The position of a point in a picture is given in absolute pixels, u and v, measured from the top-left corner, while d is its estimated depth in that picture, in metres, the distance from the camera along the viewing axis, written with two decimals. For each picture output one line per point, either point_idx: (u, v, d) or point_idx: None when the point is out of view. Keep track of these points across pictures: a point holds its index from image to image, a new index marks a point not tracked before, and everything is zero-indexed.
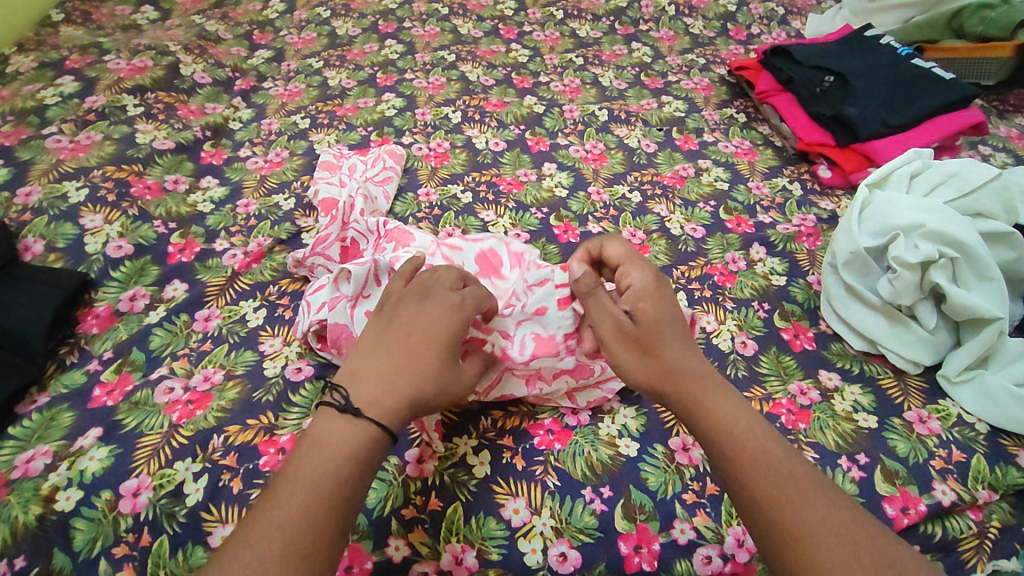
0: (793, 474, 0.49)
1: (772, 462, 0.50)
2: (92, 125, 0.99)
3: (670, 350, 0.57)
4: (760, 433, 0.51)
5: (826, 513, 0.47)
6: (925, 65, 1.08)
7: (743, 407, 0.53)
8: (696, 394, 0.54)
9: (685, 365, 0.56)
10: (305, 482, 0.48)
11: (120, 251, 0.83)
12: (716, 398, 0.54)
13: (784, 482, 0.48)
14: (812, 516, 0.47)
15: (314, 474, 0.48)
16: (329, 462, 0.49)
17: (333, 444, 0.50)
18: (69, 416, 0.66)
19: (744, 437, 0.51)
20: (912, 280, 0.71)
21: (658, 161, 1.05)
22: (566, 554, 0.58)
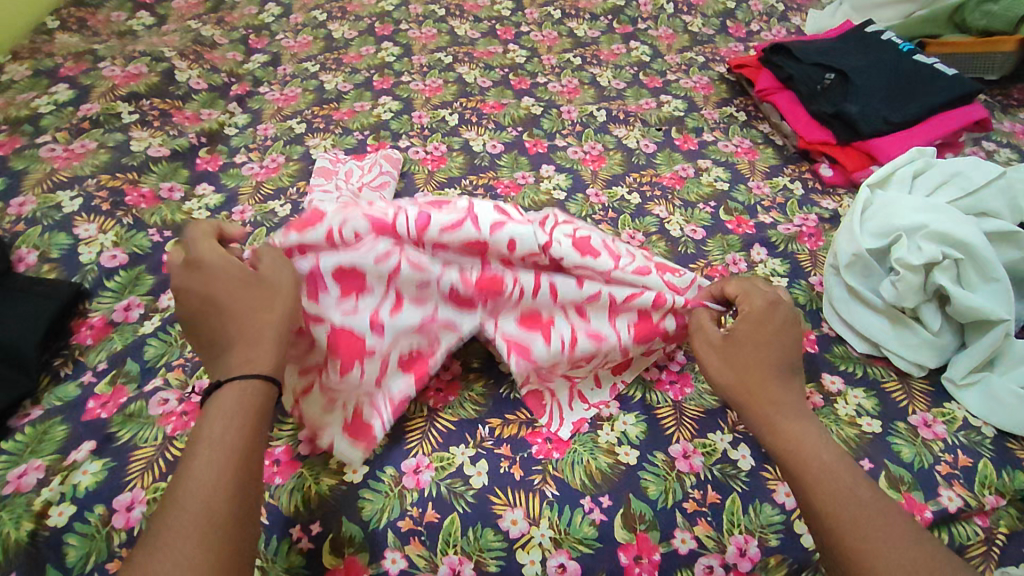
0: (872, 506, 0.49)
1: (843, 483, 0.51)
2: (86, 134, 0.99)
3: (752, 365, 0.58)
4: (824, 449, 0.53)
5: (899, 545, 0.47)
6: (927, 60, 1.06)
7: (822, 433, 0.55)
8: (770, 412, 0.56)
9: (771, 391, 0.57)
10: (205, 451, 0.48)
11: (114, 261, 0.82)
12: (800, 428, 0.55)
13: (860, 509, 0.49)
14: (876, 538, 0.48)
15: (212, 443, 0.48)
16: (232, 424, 0.49)
17: (230, 410, 0.50)
18: (63, 429, 0.65)
19: (813, 460, 0.52)
20: (916, 283, 0.69)
21: (658, 162, 1.04)
22: (565, 565, 0.57)
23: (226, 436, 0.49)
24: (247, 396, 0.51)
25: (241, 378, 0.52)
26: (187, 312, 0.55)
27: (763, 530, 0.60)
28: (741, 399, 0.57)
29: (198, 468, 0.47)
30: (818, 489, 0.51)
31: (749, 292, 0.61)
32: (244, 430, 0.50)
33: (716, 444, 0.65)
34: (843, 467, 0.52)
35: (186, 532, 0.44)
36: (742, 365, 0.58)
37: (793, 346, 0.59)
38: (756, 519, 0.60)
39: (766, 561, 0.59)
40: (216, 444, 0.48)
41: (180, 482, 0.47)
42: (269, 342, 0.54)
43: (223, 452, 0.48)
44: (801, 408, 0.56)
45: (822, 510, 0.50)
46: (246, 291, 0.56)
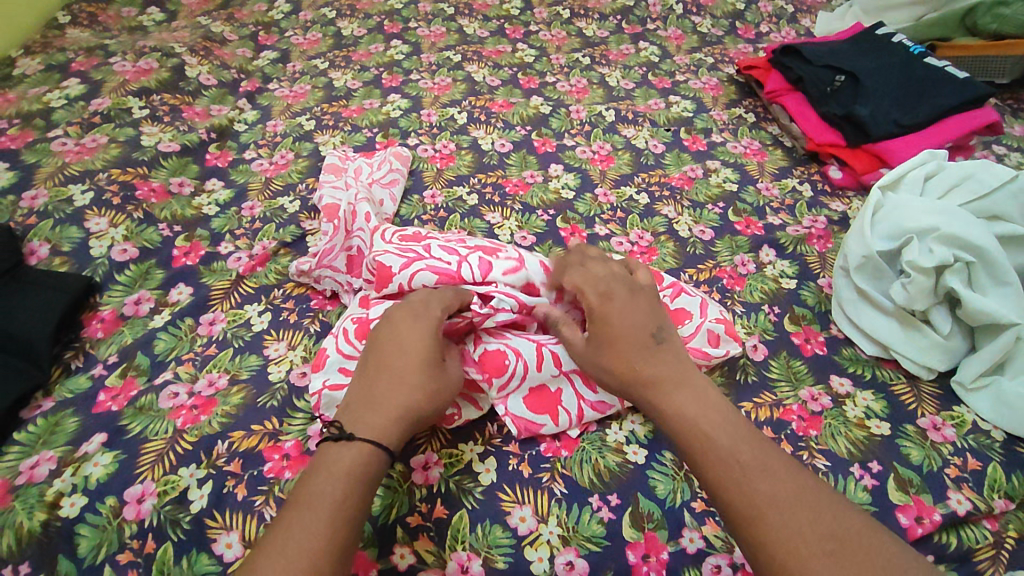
0: (753, 465, 0.50)
1: (720, 450, 0.51)
2: (97, 128, 0.99)
3: (619, 351, 0.59)
4: (700, 414, 0.54)
5: (783, 502, 0.48)
6: (938, 63, 1.06)
7: (702, 398, 0.55)
8: (650, 391, 0.57)
9: (639, 369, 0.57)
10: (320, 507, 0.48)
11: (125, 254, 0.83)
12: (674, 398, 0.55)
13: (745, 474, 0.49)
14: (763, 499, 0.48)
15: (324, 502, 0.49)
16: (345, 486, 0.50)
17: (345, 472, 0.51)
18: (74, 421, 0.66)
19: (696, 432, 0.53)
20: (927, 285, 0.69)
21: (666, 162, 1.04)
22: (573, 563, 0.57)
23: (338, 496, 0.49)
24: (368, 461, 0.52)
25: (368, 441, 0.53)
26: (374, 352, 0.60)
27: None
28: (626, 387, 0.58)
29: (312, 526, 0.47)
30: (705, 461, 0.51)
31: (584, 286, 0.64)
32: (355, 490, 0.51)
33: None
34: (724, 431, 0.52)
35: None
36: (607, 344, 0.59)
37: (648, 319, 0.61)
38: None
39: None
40: (323, 508, 0.48)
41: (290, 535, 0.47)
42: (395, 421, 0.55)
43: (337, 511, 0.49)
44: (677, 376, 0.57)
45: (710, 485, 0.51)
46: (427, 355, 0.59)
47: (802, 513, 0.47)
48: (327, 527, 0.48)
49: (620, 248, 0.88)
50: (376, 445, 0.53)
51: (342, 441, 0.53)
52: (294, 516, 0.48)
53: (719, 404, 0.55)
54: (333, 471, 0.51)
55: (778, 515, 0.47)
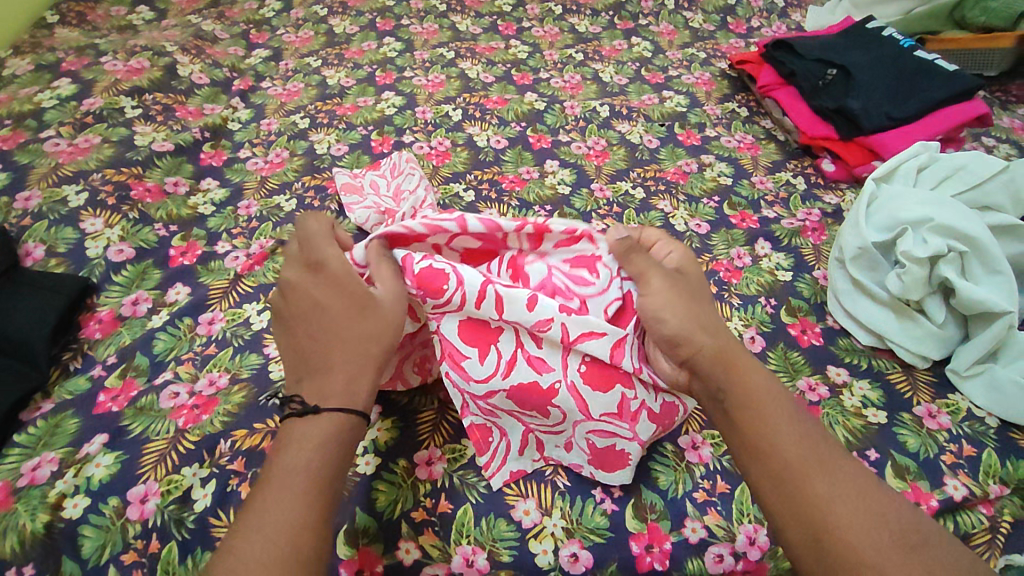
0: (825, 455, 0.51)
1: (793, 451, 0.50)
2: (90, 128, 0.99)
3: (693, 314, 0.57)
4: (774, 407, 0.53)
5: (856, 500, 0.48)
6: (928, 56, 1.07)
7: (766, 383, 0.55)
8: (723, 369, 0.55)
9: (709, 345, 0.56)
10: (295, 489, 0.47)
11: (121, 255, 0.82)
12: (749, 376, 0.55)
13: (815, 465, 0.50)
14: (829, 493, 0.48)
15: (298, 483, 0.48)
16: (312, 461, 0.49)
17: (319, 449, 0.50)
18: (75, 422, 0.65)
19: (763, 415, 0.53)
20: (921, 275, 0.70)
21: (661, 157, 1.04)
22: (578, 555, 0.58)
23: (310, 478, 0.48)
24: (326, 434, 0.50)
25: (336, 412, 0.51)
26: (294, 322, 0.55)
27: None
28: (696, 354, 0.56)
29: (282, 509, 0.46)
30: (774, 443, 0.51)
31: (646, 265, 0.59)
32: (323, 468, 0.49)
33: None
34: (796, 431, 0.52)
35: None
36: (682, 307, 0.57)
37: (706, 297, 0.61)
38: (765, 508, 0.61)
39: (775, 550, 0.59)
40: (297, 490, 0.47)
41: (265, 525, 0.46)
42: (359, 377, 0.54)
43: (308, 491, 0.47)
44: (739, 351, 0.57)
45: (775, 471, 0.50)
46: (348, 303, 0.55)
47: (872, 512, 0.48)
48: (303, 507, 0.47)
49: None
50: (347, 414, 0.51)
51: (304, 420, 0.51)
52: (270, 501, 0.47)
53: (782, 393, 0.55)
54: (304, 449, 0.49)
55: (851, 510, 0.47)
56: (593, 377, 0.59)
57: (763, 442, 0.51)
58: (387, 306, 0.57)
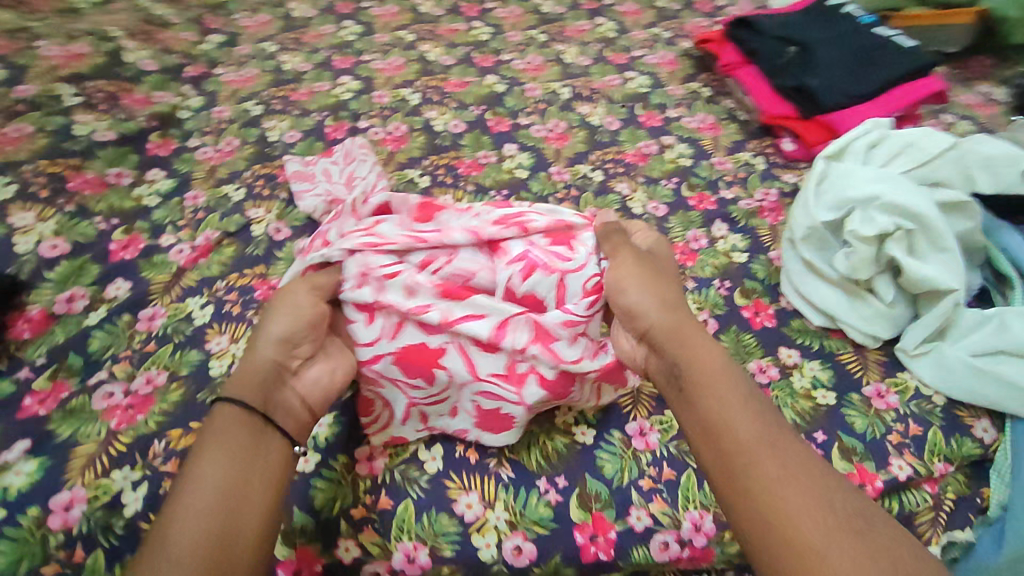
0: (777, 442, 0.48)
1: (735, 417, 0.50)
2: (26, 118, 0.95)
3: (656, 293, 0.59)
4: (724, 380, 0.52)
5: (806, 485, 0.45)
6: (886, 32, 1.06)
7: (728, 370, 0.53)
8: (678, 341, 0.56)
9: (662, 323, 0.57)
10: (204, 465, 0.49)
11: (56, 250, 0.79)
12: (704, 353, 0.54)
13: (765, 449, 0.47)
14: (775, 476, 0.46)
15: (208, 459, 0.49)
16: (231, 458, 0.49)
17: (228, 429, 0.51)
18: (1, 426, 0.63)
19: (716, 398, 0.51)
20: (869, 255, 0.69)
21: (622, 139, 1.02)
22: (521, 547, 0.57)
23: (231, 475, 0.48)
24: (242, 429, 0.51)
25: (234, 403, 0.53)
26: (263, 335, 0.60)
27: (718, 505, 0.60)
28: (653, 327, 0.57)
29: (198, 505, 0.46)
30: (722, 429, 0.49)
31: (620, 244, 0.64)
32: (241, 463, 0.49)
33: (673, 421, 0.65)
34: (744, 404, 0.51)
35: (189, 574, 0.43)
36: (650, 286, 0.59)
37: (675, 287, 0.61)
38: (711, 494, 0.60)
39: (721, 535, 0.59)
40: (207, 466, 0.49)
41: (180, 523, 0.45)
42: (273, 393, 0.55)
43: (224, 480, 0.48)
44: (705, 339, 0.56)
45: (723, 456, 0.48)
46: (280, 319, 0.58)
47: (820, 500, 0.44)
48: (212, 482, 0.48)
49: None
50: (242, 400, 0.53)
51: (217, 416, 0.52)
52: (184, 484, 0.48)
53: (746, 380, 0.53)
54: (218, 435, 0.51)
55: (798, 497, 0.44)
56: (498, 376, 0.58)
57: (712, 425, 0.50)
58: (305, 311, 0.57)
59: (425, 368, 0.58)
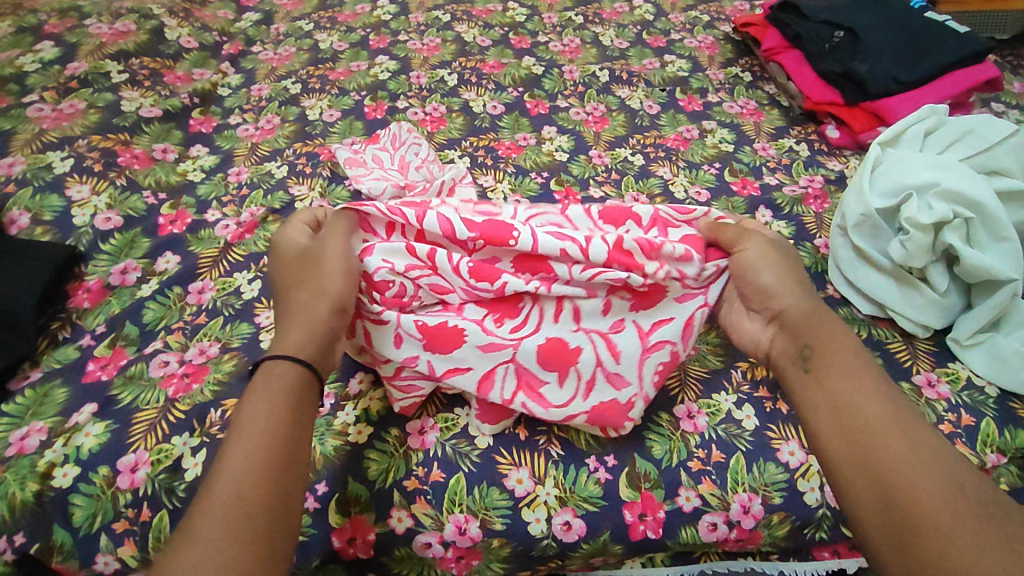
0: (909, 431, 0.48)
1: (866, 407, 0.49)
2: (75, 93, 0.96)
3: (782, 277, 0.61)
4: (853, 365, 0.53)
5: (931, 466, 0.45)
6: (938, 18, 1.04)
7: (857, 353, 0.54)
8: (809, 326, 0.57)
9: (796, 304, 0.59)
10: (249, 435, 0.46)
11: (109, 223, 0.81)
12: (833, 336, 0.56)
13: (894, 424, 0.48)
14: (903, 464, 0.46)
15: (255, 429, 0.47)
16: (276, 409, 0.48)
17: (274, 394, 0.49)
18: (64, 391, 0.65)
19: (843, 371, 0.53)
20: (926, 242, 0.68)
21: (662, 123, 1.02)
22: (571, 523, 0.58)
23: (279, 436, 0.47)
24: (294, 385, 0.50)
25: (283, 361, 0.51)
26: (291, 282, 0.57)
27: (767, 488, 0.60)
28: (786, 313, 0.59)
29: (240, 460, 0.45)
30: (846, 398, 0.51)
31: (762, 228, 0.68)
32: (291, 421, 0.48)
33: (721, 404, 0.65)
34: (876, 390, 0.50)
35: (228, 535, 0.42)
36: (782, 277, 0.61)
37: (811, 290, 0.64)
38: (760, 477, 0.60)
39: (769, 518, 0.60)
40: (253, 436, 0.46)
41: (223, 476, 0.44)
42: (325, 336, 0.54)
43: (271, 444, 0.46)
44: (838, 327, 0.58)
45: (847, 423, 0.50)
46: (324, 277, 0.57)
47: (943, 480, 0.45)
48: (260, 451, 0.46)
49: None
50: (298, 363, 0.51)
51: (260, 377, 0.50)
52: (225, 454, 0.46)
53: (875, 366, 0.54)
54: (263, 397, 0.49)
55: (922, 475, 0.45)
56: (549, 357, 0.59)
57: (839, 406, 0.51)
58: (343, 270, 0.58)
59: (452, 346, 0.59)
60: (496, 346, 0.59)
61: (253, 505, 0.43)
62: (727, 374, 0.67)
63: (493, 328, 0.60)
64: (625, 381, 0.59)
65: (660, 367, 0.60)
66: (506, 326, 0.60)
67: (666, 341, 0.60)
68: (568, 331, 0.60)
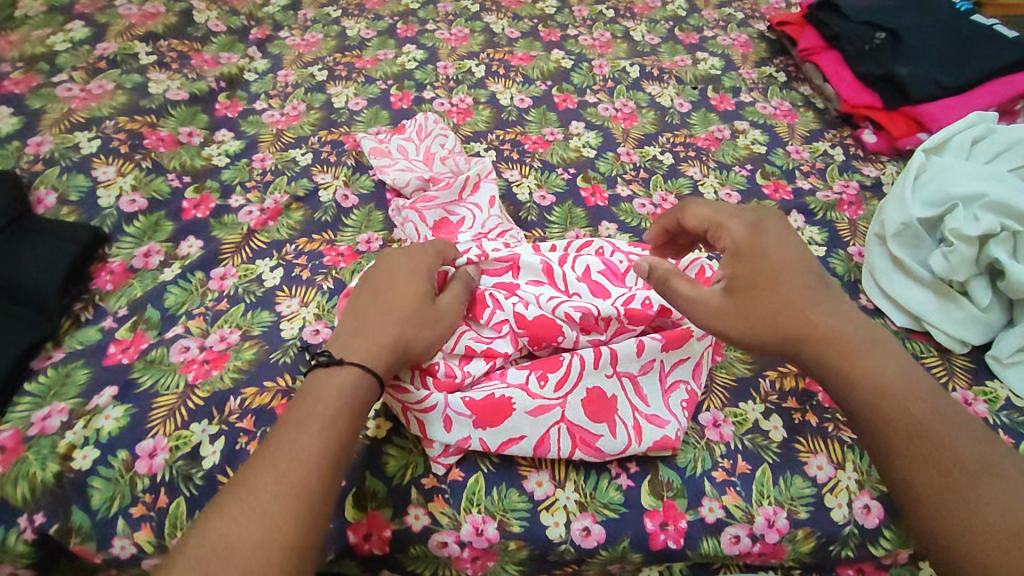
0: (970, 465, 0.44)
1: (924, 423, 0.46)
2: (103, 74, 0.96)
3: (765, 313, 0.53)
4: (903, 383, 0.48)
5: (995, 498, 0.42)
6: (984, 22, 1.01)
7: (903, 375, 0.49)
8: (835, 356, 0.50)
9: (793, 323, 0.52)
10: (309, 425, 0.45)
11: (133, 205, 0.80)
12: (861, 361, 0.50)
13: (967, 468, 0.44)
14: (977, 496, 0.43)
15: (311, 423, 0.46)
16: (327, 410, 0.47)
17: (332, 394, 0.48)
18: (85, 373, 0.65)
19: (894, 404, 0.47)
20: (969, 255, 0.66)
21: (692, 122, 0.99)
22: (590, 529, 0.56)
23: (326, 437, 0.45)
24: (358, 387, 0.49)
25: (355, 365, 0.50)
26: (387, 286, 0.56)
27: (793, 502, 0.58)
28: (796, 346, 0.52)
29: (299, 440, 0.45)
30: (908, 434, 0.46)
31: (724, 220, 0.57)
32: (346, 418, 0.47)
33: (747, 414, 0.63)
34: (928, 409, 0.47)
35: (265, 509, 0.41)
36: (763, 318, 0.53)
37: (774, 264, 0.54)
38: (786, 491, 0.59)
39: (795, 533, 0.58)
40: (311, 431, 0.45)
41: (283, 445, 0.44)
42: (389, 347, 0.52)
43: (323, 445, 0.45)
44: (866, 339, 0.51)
45: (916, 462, 0.45)
46: (416, 301, 0.55)
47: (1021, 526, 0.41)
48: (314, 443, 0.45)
49: (642, 210, 0.85)
50: (364, 371, 0.50)
51: (330, 366, 0.49)
52: (277, 443, 0.45)
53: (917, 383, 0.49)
54: (320, 394, 0.48)
55: (991, 514, 0.42)
56: (592, 407, 0.58)
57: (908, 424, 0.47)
58: (442, 315, 0.57)
59: (503, 415, 0.56)
60: (546, 408, 0.57)
61: (294, 490, 0.42)
62: (754, 383, 0.66)
63: (537, 392, 0.57)
64: (664, 419, 0.59)
65: (685, 404, 0.61)
66: (551, 383, 0.58)
67: (680, 379, 0.61)
68: (604, 377, 0.59)
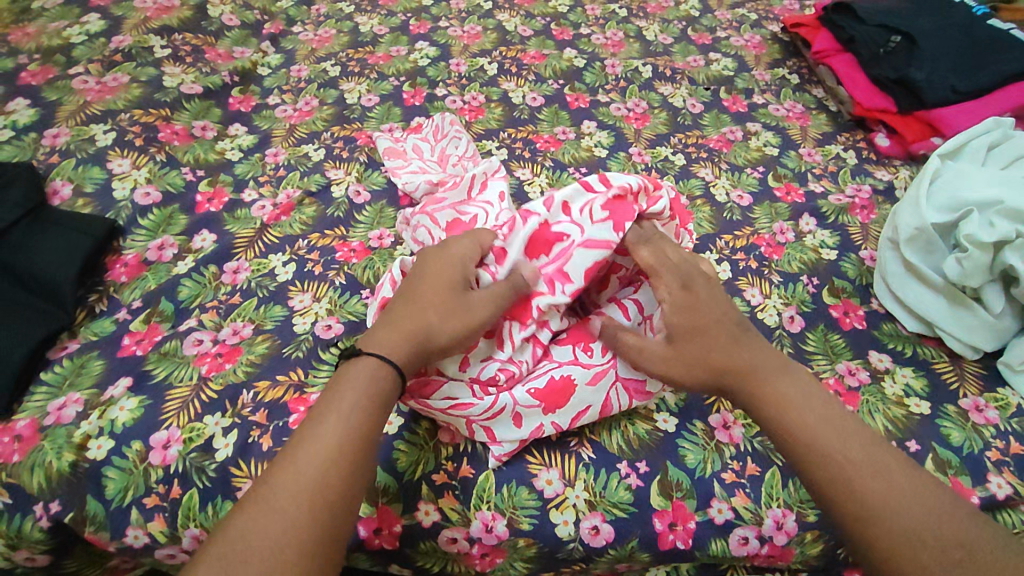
0: (883, 476, 0.47)
1: (833, 447, 0.48)
2: (118, 67, 0.97)
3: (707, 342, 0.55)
4: (815, 413, 0.51)
5: (904, 510, 0.45)
6: (1001, 26, 1.00)
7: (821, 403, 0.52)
8: (751, 384, 0.53)
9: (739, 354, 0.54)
10: (335, 421, 0.46)
11: (147, 198, 0.81)
12: (778, 389, 0.53)
13: (876, 480, 0.46)
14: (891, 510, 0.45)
15: (339, 419, 0.46)
16: (358, 403, 0.47)
17: (362, 389, 0.48)
18: (100, 364, 0.65)
19: (802, 427, 0.50)
20: (983, 261, 0.66)
21: (705, 123, 0.99)
22: (599, 528, 0.57)
23: (353, 434, 0.46)
24: (384, 379, 0.49)
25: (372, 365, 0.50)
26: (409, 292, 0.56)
27: (802, 505, 0.58)
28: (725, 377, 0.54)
29: (327, 437, 0.45)
30: (818, 457, 0.49)
31: (662, 268, 0.59)
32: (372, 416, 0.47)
33: None
34: (836, 433, 0.49)
35: (286, 505, 0.42)
36: (697, 334, 0.55)
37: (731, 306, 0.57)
38: (796, 493, 0.59)
39: (803, 536, 0.58)
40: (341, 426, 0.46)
41: (309, 440, 0.45)
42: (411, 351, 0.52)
43: (349, 444, 0.45)
44: (779, 370, 0.54)
45: (824, 479, 0.48)
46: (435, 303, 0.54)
47: (926, 519, 0.45)
48: (339, 441, 0.45)
49: None
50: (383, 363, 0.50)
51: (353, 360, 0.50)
52: (304, 437, 0.46)
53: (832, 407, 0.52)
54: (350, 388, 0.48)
55: (909, 526, 0.44)
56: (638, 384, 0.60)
57: (817, 449, 0.49)
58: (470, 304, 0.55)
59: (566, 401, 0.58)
60: (602, 373, 0.59)
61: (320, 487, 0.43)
62: None
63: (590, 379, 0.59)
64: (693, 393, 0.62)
65: None
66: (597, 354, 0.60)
67: None
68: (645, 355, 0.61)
